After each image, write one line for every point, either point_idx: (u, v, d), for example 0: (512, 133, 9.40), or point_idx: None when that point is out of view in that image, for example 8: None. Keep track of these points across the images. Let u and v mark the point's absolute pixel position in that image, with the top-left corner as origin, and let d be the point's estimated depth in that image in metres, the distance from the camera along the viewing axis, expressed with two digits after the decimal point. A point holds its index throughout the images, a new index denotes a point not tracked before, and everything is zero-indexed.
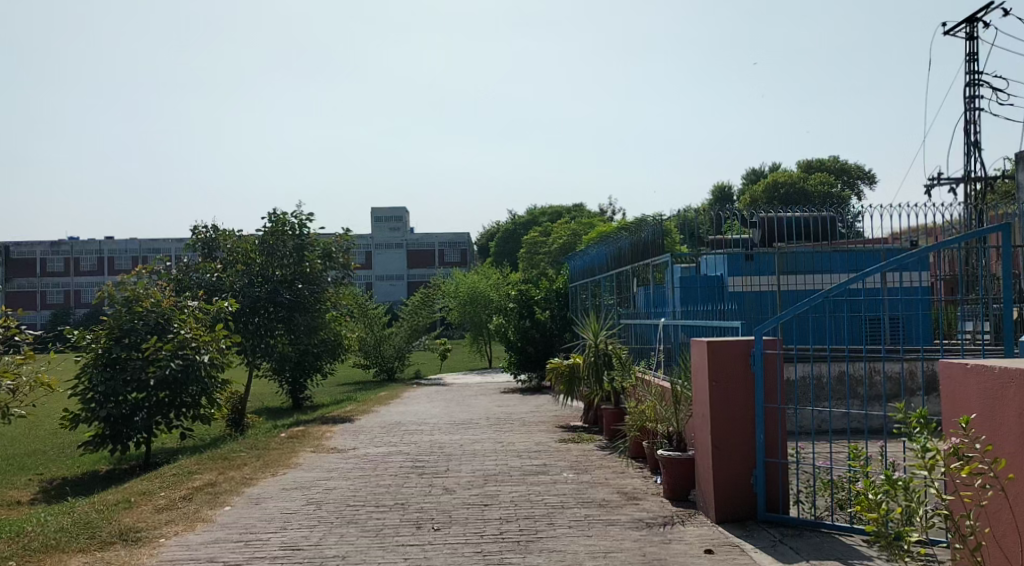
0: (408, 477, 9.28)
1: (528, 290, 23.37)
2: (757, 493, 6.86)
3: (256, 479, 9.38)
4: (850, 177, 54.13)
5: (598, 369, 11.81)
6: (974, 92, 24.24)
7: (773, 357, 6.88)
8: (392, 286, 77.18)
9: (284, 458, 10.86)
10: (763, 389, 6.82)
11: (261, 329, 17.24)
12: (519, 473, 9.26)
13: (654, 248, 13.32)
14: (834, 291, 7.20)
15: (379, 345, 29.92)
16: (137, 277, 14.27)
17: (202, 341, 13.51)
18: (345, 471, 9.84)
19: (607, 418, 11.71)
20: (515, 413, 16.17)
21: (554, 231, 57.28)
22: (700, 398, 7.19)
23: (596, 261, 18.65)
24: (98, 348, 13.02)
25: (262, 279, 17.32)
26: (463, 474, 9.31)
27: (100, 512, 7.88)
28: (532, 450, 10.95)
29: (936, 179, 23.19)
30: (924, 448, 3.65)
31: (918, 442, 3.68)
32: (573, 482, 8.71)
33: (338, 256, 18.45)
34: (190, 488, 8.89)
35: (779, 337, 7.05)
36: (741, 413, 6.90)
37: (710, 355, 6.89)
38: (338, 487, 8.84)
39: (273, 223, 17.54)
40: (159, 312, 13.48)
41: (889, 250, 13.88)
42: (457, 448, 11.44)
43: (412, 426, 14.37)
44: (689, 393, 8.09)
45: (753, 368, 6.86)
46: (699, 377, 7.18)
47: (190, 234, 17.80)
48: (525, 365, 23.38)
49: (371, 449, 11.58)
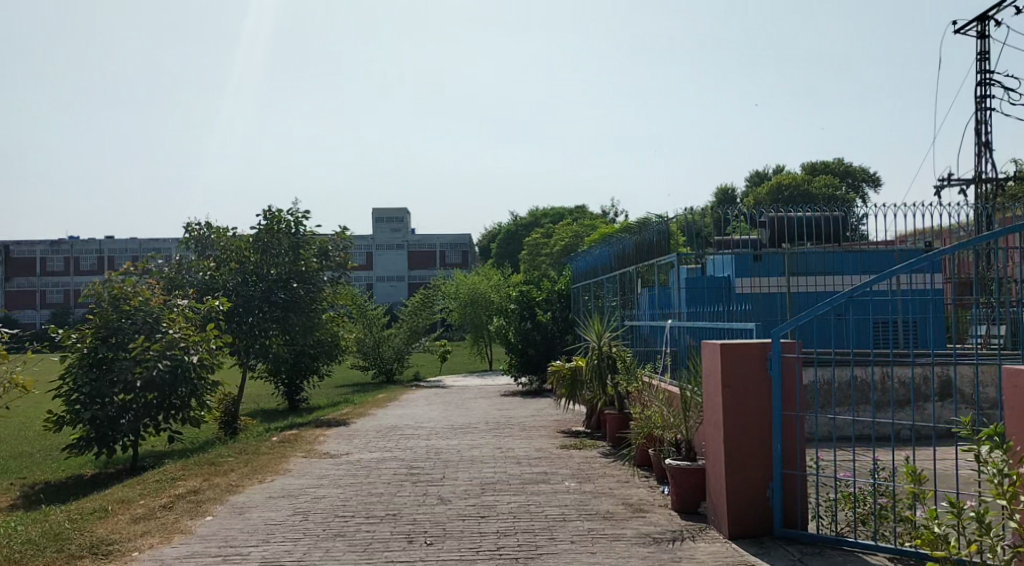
0: (402, 485, 8.83)
1: (529, 292, 22.97)
2: (774, 507, 6.40)
3: (242, 487, 8.92)
4: (855, 179, 53.68)
5: (601, 372, 11.35)
6: (986, 91, 23.72)
7: (791, 361, 6.43)
8: (393, 287, 76.81)
9: (273, 464, 10.39)
10: (780, 395, 6.37)
11: (256, 329, 16.74)
12: (519, 482, 8.80)
13: (659, 248, 12.81)
14: (854, 291, 6.72)
15: (378, 347, 29.47)
16: (126, 274, 13.76)
17: (191, 341, 13.05)
18: (337, 478, 9.38)
19: (611, 424, 11.24)
20: (515, 417, 15.70)
21: (556, 233, 56.80)
22: (712, 404, 6.74)
23: (599, 262, 18.24)
24: (84, 348, 12.59)
25: (256, 277, 16.89)
26: (460, 482, 8.86)
27: (73, 522, 7.41)
28: (533, 457, 10.49)
29: (946, 180, 22.67)
30: (1004, 474, 3.36)
31: (996, 466, 3.39)
32: (575, 492, 8.25)
33: (334, 255, 18.01)
34: (171, 496, 8.44)
35: (797, 341, 6.57)
36: (757, 420, 6.44)
37: (723, 357, 6.44)
38: (327, 496, 8.38)
39: (268, 222, 17.08)
40: (147, 311, 13.00)
41: (902, 251, 13.44)
42: (454, 453, 10.99)
43: (409, 431, 13.91)
44: (699, 398, 7.64)
45: (770, 372, 6.41)
46: (711, 382, 6.73)
47: (184, 231, 17.35)
48: (526, 367, 22.87)
49: (366, 454, 11.12)
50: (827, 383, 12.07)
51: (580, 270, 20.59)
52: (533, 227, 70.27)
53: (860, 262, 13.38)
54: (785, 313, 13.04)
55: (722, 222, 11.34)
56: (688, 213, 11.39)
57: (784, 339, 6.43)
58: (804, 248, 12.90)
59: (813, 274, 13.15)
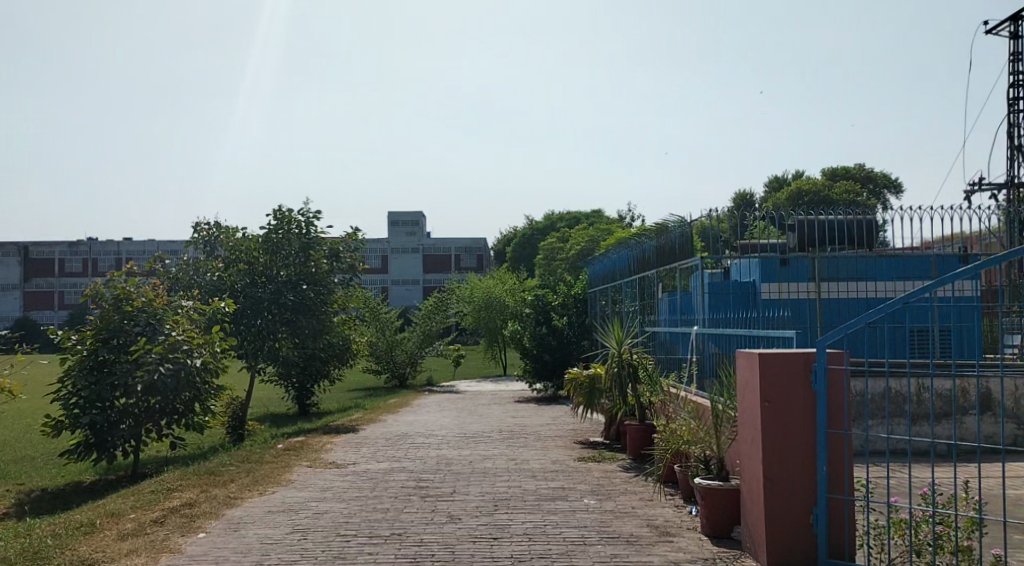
0: (409, 499, 8.27)
1: (545, 296, 22.44)
2: (818, 535, 5.79)
3: (241, 500, 8.39)
4: (876, 185, 52.75)
5: (621, 381, 10.76)
6: (1019, 93, 22.96)
7: (838, 374, 5.82)
8: (407, 291, 76.46)
9: (276, 474, 9.89)
10: (826, 413, 5.77)
11: (264, 331, 16.22)
12: (534, 498, 8.23)
13: (680, 252, 12.19)
14: (910, 296, 6.04)
15: (391, 351, 28.99)
16: (129, 273, 13.30)
17: (195, 344, 12.53)
18: (341, 490, 8.84)
19: (634, 436, 10.61)
20: (529, 426, 15.11)
21: (573, 236, 56.13)
22: (748, 421, 6.16)
23: (618, 265, 17.59)
24: (84, 350, 12.14)
25: (266, 279, 16.36)
26: (471, 498, 8.30)
27: (56, 538, 6.91)
28: (549, 471, 9.90)
29: (977, 185, 21.85)
30: None
31: None
32: (595, 511, 7.66)
33: (345, 257, 17.45)
34: (165, 509, 7.93)
35: (845, 350, 5.92)
36: (801, 439, 5.84)
37: (762, 371, 5.87)
38: (329, 511, 7.83)
39: (278, 221, 16.60)
40: (149, 312, 12.50)
41: (936, 256, 12.77)
42: (466, 465, 10.43)
43: (420, 439, 13.37)
44: (732, 412, 7.04)
45: (814, 388, 5.80)
46: (748, 397, 6.15)
47: (192, 230, 16.85)
48: (542, 374, 22.24)
49: (373, 465, 10.57)
50: (860, 394, 11.42)
51: (597, 274, 19.94)
52: (548, 231, 69.64)
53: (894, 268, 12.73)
54: (815, 320, 12.37)
55: (743, 225, 10.75)
56: (708, 217, 10.85)
57: (830, 350, 5.83)
58: (834, 252, 12.24)
59: (844, 279, 12.49)
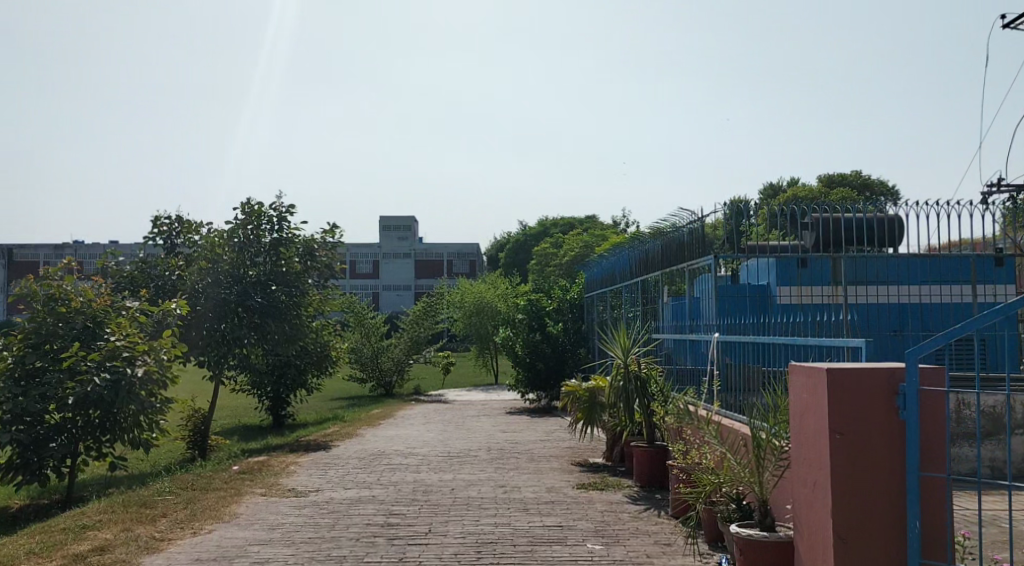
0: (373, 543, 6.74)
1: (538, 301, 20.85)
2: None
3: (166, 543, 6.86)
4: (874, 194, 51.42)
5: (627, 396, 9.25)
6: None
7: (936, 398, 4.30)
8: (399, 296, 74.65)
9: (222, 505, 8.34)
10: (919, 450, 4.27)
11: (228, 337, 14.55)
12: (527, 542, 6.72)
13: (689, 250, 10.52)
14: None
15: (377, 358, 27.44)
16: (66, 270, 11.75)
17: (138, 351, 11.02)
18: (292, 529, 7.30)
19: (640, 458, 9.13)
20: (521, 443, 13.58)
21: (566, 242, 54.56)
22: (808, 457, 4.70)
23: (615, 268, 16.11)
24: (10, 357, 10.60)
25: (231, 278, 14.70)
26: (449, 541, 6.78)
27: None
28: (544, 502, 8.39)
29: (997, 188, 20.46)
30: None
31: None
32: (602, 562, 6.14)
33: (321, 255, 15.89)
34: (67, 556, 6.38)
35: (946, 365, 4.37)
36: (885, 483, 4.36)
37: (833, 393, 4.41)
38: (272, 560, 6.29)
39: (247, 215, 15.04)
40: (87, 315, 11.08)
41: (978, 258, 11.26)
42: (446, 494, 8.92)
43: (398, 459, 11.85)
44: (780, 443, 5.56)
45: (903, 416, 4.32)
46: (809, 424, 4.70)
47: (152, 224, 15.36)
48: (534, 384, 20.73)
49: (338, 493, 9.03)
50: None
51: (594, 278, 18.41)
52: (543, 237, 68.09)
53: (928, 269, 11.23)
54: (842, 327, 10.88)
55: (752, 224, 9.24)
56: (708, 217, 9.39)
57: (928, 365, 4.32)
58: (860, 252, 10.60)
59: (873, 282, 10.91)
